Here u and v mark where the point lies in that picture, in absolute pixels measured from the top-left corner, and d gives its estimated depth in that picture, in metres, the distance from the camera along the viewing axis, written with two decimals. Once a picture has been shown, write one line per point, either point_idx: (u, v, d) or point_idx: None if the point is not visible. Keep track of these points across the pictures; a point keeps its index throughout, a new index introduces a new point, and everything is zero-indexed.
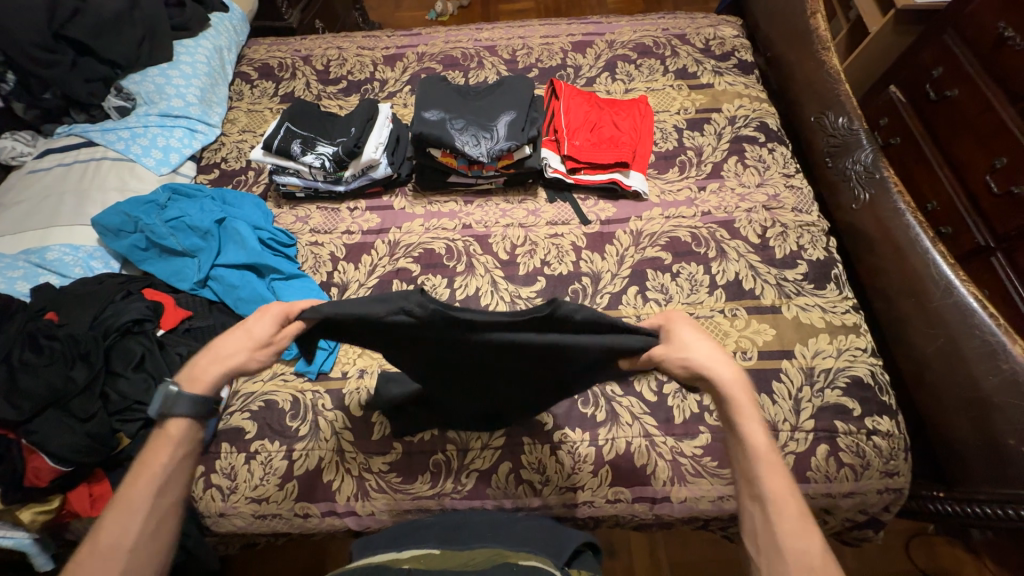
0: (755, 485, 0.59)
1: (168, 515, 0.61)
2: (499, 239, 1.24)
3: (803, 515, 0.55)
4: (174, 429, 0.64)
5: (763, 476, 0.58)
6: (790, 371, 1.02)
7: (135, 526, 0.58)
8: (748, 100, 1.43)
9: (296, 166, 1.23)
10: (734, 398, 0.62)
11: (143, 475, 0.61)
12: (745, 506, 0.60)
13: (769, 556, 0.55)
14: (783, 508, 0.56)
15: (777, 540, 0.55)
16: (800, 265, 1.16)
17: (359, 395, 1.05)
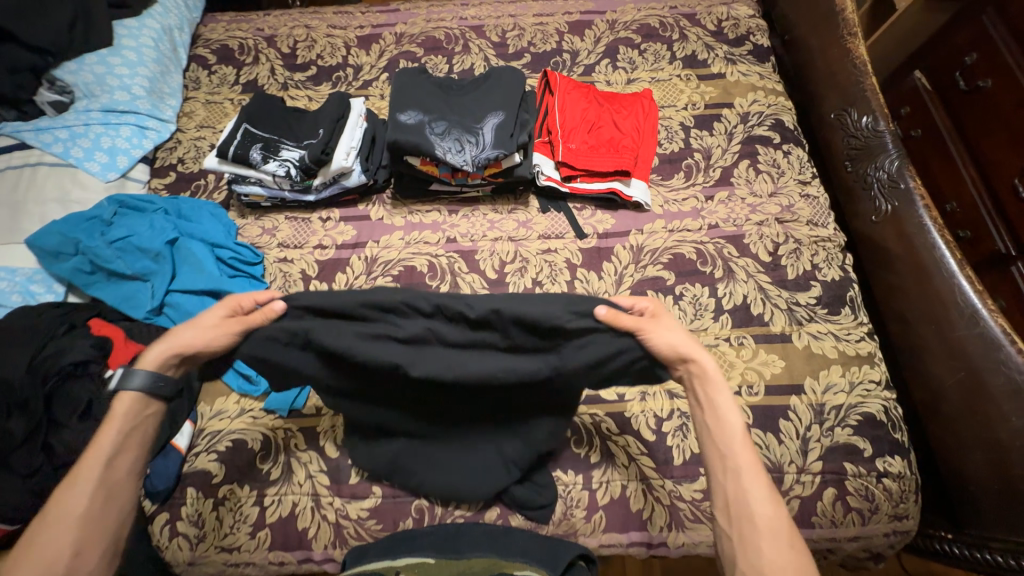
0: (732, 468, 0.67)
1: (117, 493, 0.67)
2: (487, 254, 1.12)
3: (772, 491, 0.66)
4: (123, 408, 0.70)
5: (739, 454, 0.67)
6: (798, 408, 0.95)
7: (84, 498, 0.65)
8: (762, 94, 1.29)
9: (257, 174, 1.09)
10: (710, 385, 0.71)
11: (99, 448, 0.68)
12: (717, 479, 0.68)
13: (742, 522, 0.65)
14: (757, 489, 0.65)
15: (749, 511, 0.64)
16: (813, 287, 1.06)
17: (334, 434, 0.97)
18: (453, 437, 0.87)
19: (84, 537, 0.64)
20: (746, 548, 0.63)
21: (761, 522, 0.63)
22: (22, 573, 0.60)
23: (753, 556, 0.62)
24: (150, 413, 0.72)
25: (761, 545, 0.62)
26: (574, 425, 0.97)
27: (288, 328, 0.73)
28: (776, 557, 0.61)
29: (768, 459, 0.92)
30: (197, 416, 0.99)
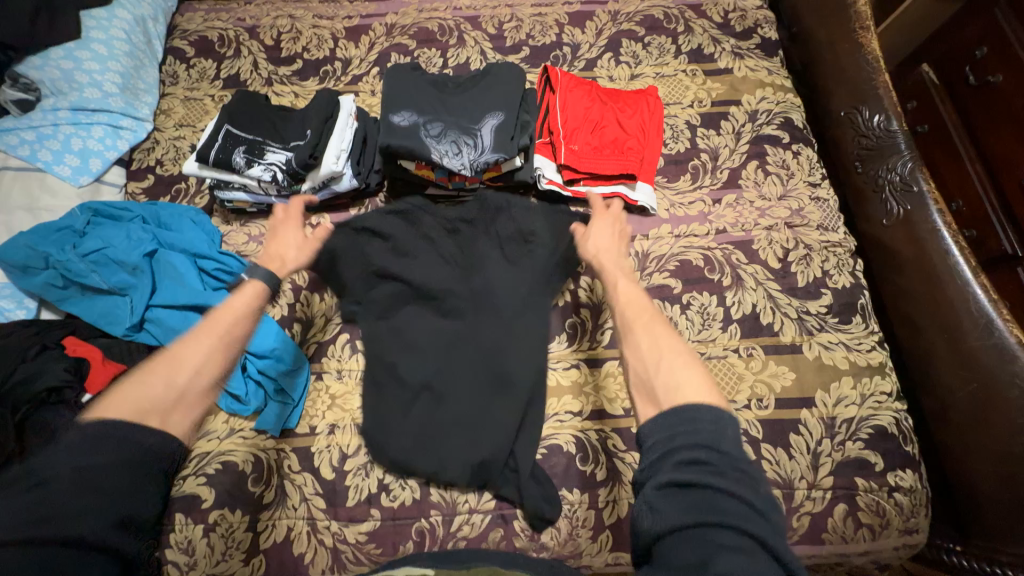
0: (624, 310, 0.79)
1: (227, 351, 0.78)
2: (490, 259, 1.05)
3: (661, 322, 0.76)
4: (250, 291, 0.85)
5: (623, 297, 0.81)
6: (809, 422, 0.93)
7: (206, 344, 0.76)
8: (771, 90, 1.24)
9: (241, 180, 1.02)
10: (601, 257, 0.92)
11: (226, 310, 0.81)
12: (624, 321, 0.78)
13: (637, 352, 0.73)
14: (643, 323, 0.76)
15: (629, 321, 0.77)
16: (824, 295, 1.03)
17: (330, 454, 0.93)
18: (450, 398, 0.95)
19: (208, 372, 0.76)
20: (631, 349, 0.74)
21: (643, 341, 0.74)
22: (144, 391, 0.69)
23: (636, 352, 0.73)
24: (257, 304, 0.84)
25: (641, 348, 0.73)
26: (579, 441, 0.94)
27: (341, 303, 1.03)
28: (664, 364, 0.69)
29: (778, 475, 0.90)
30: None
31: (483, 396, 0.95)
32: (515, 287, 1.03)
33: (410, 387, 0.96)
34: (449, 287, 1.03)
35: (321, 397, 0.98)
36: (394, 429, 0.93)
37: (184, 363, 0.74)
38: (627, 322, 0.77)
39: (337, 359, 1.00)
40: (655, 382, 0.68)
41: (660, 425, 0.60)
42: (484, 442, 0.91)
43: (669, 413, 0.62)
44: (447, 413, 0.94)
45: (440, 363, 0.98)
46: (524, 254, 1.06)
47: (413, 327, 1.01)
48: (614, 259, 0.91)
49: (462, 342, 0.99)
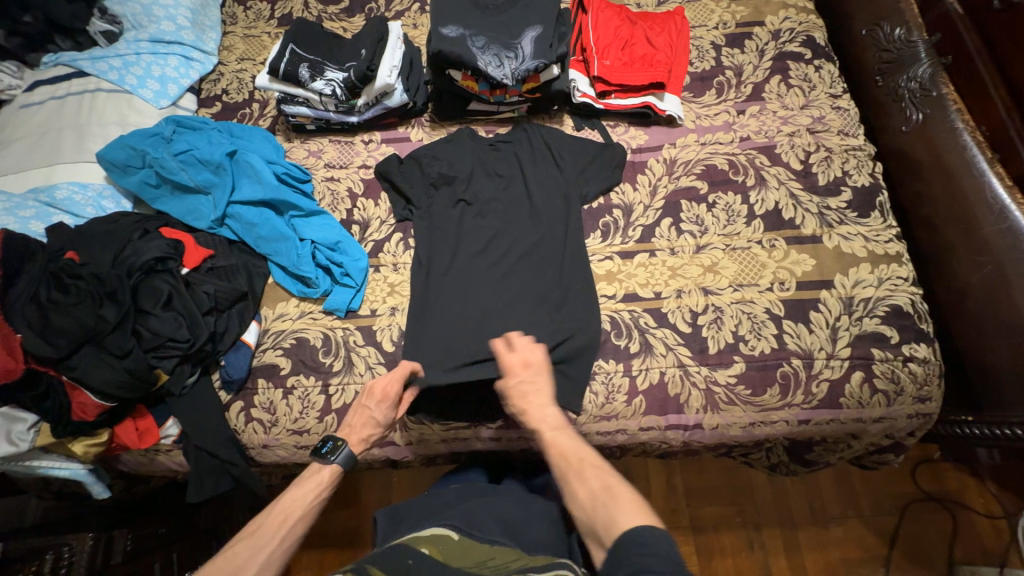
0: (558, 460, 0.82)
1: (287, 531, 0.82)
2: (529, 170, 1.14)
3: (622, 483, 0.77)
4: (328, 475, 0.88)
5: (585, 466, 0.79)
6: (829, 301, 1.00)
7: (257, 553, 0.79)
8: (794, 11, 1.29)
9: (305, 94, 1.14)
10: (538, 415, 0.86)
11: (292, 509, 0.84)
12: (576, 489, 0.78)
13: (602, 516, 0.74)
14: (579, 468, 0.79)
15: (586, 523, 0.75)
16: (844, 192, 1.10)
17: (390, 331, 1.05)
18: (494, 280, 1.05)
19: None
20: (572, 494, 0.78)
21: (580, 485, 0.78)
22: None
23: (576, 497, 0.77)
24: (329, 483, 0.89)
25: (580, 495, 0.77)
26: (614, 320, 1.03)
27: (396, 200, 1.15)
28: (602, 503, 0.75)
29: (798, 346, 0.98)
30: (261, 318, 1.06)
31: (529, 284, 1.05)
32: (550, 193, 1.12)
33: (454, 272, 1.07)
34: (490, 195, 1.13)
35: (380, 285, 1.09)
36: (442, 314, 1.03)
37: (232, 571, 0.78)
38: (575, 460, 0.80)
39: (392, 254, 1.11)
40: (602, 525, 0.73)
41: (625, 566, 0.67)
42: (524, 313, 1.02)
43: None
44: (490, 293, 1.04)
45: (482, 258, 1.08)
46: (559, 169, 1.14)
47: (458, 228, 1.11)
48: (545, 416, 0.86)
49: (502, 241, 1.09)
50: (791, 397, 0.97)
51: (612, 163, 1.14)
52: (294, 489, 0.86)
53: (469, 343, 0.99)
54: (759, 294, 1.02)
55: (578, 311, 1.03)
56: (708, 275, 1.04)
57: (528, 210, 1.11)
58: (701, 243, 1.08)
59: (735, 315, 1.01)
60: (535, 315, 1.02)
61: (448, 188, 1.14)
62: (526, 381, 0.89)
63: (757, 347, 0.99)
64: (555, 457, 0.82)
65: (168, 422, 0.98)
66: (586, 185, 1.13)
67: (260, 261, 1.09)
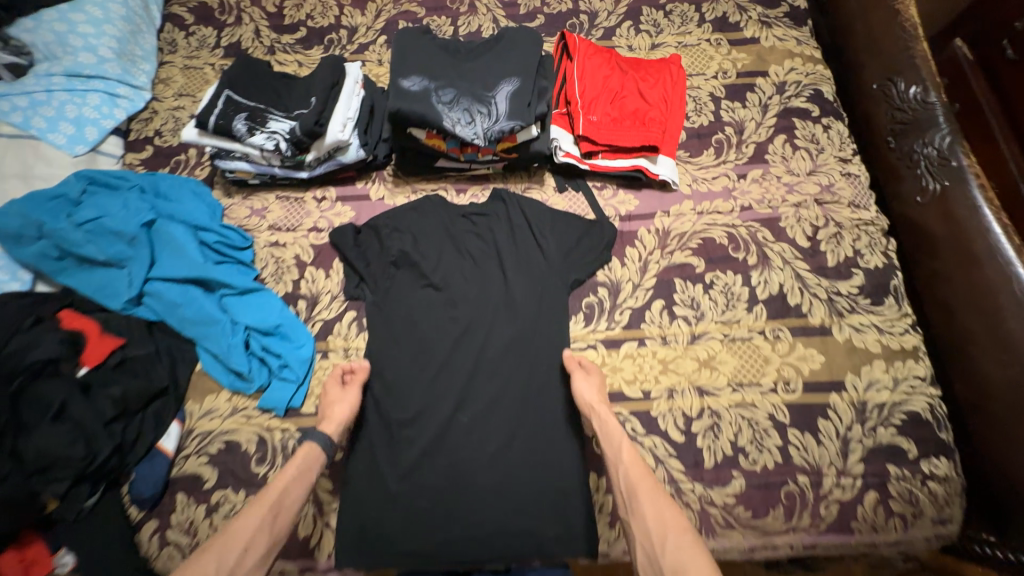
0: (626, 482, 0.77)
1: (282, 514, 0.74)
2: (506, 250, 0.99)
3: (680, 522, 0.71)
4: (302, 457, 0.80)
5: (646, 497, 0.74)
6: (839, 407, 0.88)
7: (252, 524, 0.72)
8: (800, 61, 1.18)
9: (242, 149, 0.97)
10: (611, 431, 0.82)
11: (275, 486, 0.77)
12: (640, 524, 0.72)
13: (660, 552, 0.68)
14: (646, 487, 0.75)
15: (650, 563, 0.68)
16: (855, 275, 0.98)
17: (338, 435, 0.90)
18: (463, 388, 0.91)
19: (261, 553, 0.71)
20: (638, 519, 0.73)
21: (649, 508, 0.73)
22: None
23: (643, 523, 0.72)
24: (313, 469, 0.80)
25: (648, 519, 0.72)
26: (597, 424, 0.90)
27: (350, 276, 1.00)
28: (671, 541, 0.68)
29: (805, 461, 0.86)
30: (185, 415, 0.90)
31: (502, 392, 0.91)
32: (529, 282, 0.97)
33: (418, 376, 0.92)
34: (460, 281, 0.98)
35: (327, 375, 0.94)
36: (400, 429, 0.89)
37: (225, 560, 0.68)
38: (635, 487, 0.75)
39: (343, 337, 0.96)
40: (664, 560, 0.67)
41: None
42: (497, 431, 0.88)
43: None
44: (459, 405, 0.90)
45: (449, 357, 0.93)
46: (540, 254, 0.99)
47: (422, 318, 0.96)
48: (610, 429, 0.82)
49: (473, 337, 0.94)
50: (797, 520, 0.84)
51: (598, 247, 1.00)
52: (273, 479, 0.77)
53: (433, 470, 0.86)
54: (761, 395, 0.90)
55: (553, 429, 0.89)
56: (705, 371, 0.92)
57: (505, 300, 0.97)
58: (696, 331, 0.95)
59: (734, 421, 0.88)
60: (509, 432, 0.88)
61: (413, 270, 0.99)
62: (591, 383, 0.87)
63: (758, 461, 0.86)
64: (623, 476, 0.78)
65: (63, 549, 0.79)
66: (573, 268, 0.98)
67: (186, 345, 0.93)
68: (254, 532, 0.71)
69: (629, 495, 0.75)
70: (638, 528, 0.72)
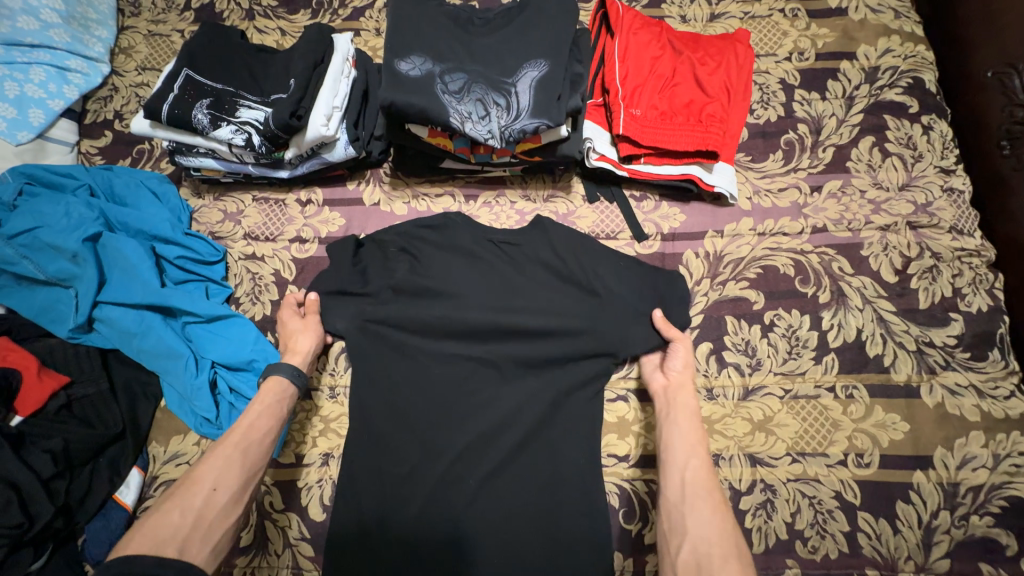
0: (693, 477, 0.66)
1: (253, 449, 0.67)
2: (525, 273, 0.82)
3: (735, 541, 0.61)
4: (266, 392, 0.72)
5: (710, 504, 0.64)
6: (923, 489, 0.72)
7: (220, 463, 0.64)
8: (897, 40, 0.94)
9: (207, 144, 0.80)
10: (685, 423, 0.71)
11: (246, 418, 0.69)
12: (699, 521, 0.62)
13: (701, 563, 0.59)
14: (712, 498, 0.64)
15: (704, 554, 0.60)
16: (953, 322, 0.79)
17: (321, 491, 0.78)
18: (468, 443, 0.76)
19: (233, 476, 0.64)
20: (693, 520, 0.63)
21: (714, 518, 0.62)
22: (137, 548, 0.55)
23: (700, 528, 0.62)
24: (284, 405, 0.73)
25: (708, 528, 0.62)
26: (622, 493, 0.76)
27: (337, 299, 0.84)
28: (731, 563, 0.59)
29: (876, 552, 0.71)
30: (148, 460, 0.78)
31: (516, 449, 0.76)
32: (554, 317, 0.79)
33: (414, 426, 0.77)
34: (469, 311, 0.81)
35: (309, 420, 0.81)
36: (392, 491, 0.74)
37: (193, 498, 0.61)
38: (697, 489, 0.65)
39: (329, 374, 0.84)
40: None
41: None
42: (507, 498, 0.74)
43: None
44: (462, 463, 0.75)
45: (455, 402, 0.78)
46: (568, 283, 0.80)
47: (423, 354, 0.79)
48: (682, 412, 0.72)
49: (483, 380, 0.79)
50: None
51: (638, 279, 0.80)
52: (239, 417, 0.69)
53: (429, 541, 0.72)
54: (827, 469, 0.74)
55: (573, 499, 0.74)
56: (758, 436, 0.76)
57: (524, 338, 0.79)
58: (750, 384, 0.78)
59: (792, 499, 0.73)
60: (522, 498, 0.74)
61: (413, 293, 0.82)
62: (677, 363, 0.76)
63: (819, 549, 0.71)
64: (686, 469, 0.67)
65: None
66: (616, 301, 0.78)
67: (147, 378, 0.80)
68: (222, 469, 0.64)
69: (691, 492, 0.65)
70: (691, 530, 0.62)
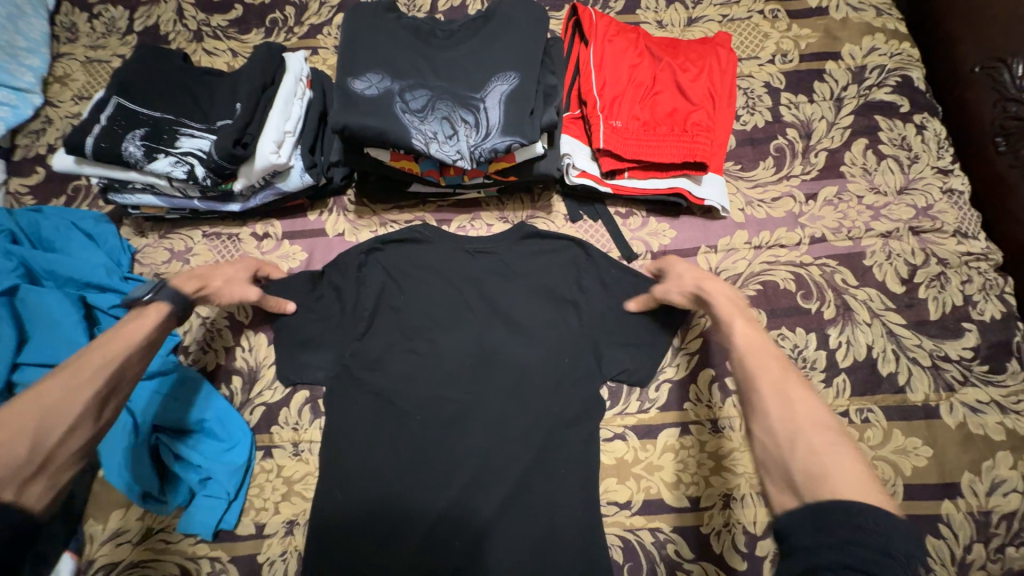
0: (742, 364, 0.52)
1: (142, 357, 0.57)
2: (509, 305, 0.76)
3: (825, 414, 0.47)
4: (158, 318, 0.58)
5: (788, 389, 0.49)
6: (953, 521, 0.66)
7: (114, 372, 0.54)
8: (882, 38, 0.91)
9: (143, 179, 0.72)
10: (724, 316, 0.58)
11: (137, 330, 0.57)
12: (763, 398, 0.49)
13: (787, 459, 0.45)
14: (774, 375, 0.50)
15: (781, 433, 0.46)
16: (967, 333, 0.74)
17: (285, 566, 0.68)
18: (453, 499, 0.68)
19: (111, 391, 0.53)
20: (753, 411, 0.49)
21: (777, 399, 0.48)
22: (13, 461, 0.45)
23: (764, 417, 0.48)
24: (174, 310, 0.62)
25: (774, 411, 0.47)
26: (627, 546, 0.68)
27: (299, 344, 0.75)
28: (808, 443, 0.45)
29: None
30: (84, 541, 0.68)
31: (506, 503, 0.67)
32: (547, 356, 0.73)
33: (390, 485, 0.68)
34: (450, 350, 0.74)
35: (271, 483, 0.72)
36: (367, 561, 0.66)
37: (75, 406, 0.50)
38: (763, 372, 0.51)
39: (291, 429, 0.74)
40: (798, 469, 0.44)
41: (807, 531, 0.40)
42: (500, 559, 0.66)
43: (819, 513, 0.40)
44: (447, 522, 0.67)
45: (436, 451, 0.70)
46: (556, 317, 0.75)
47: (398, 399, 0.72)
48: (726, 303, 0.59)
49: (466, 425, 0.71)
50: None
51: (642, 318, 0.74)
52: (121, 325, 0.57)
53: None
54: None
55: (574, 556, 0.66)
56: None
57: (512, 377, 0.72)
58: None
59: None
60: (517, 559, 0.66)
61: (388, 334, 0.75)
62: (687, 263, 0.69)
63: None
64: (739, 357, 0.53)
65: None
66: (609, 333, 0.74)
67: None
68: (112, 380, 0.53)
69: (747, 382, 0.51)
70: (755, 419, 0.48)
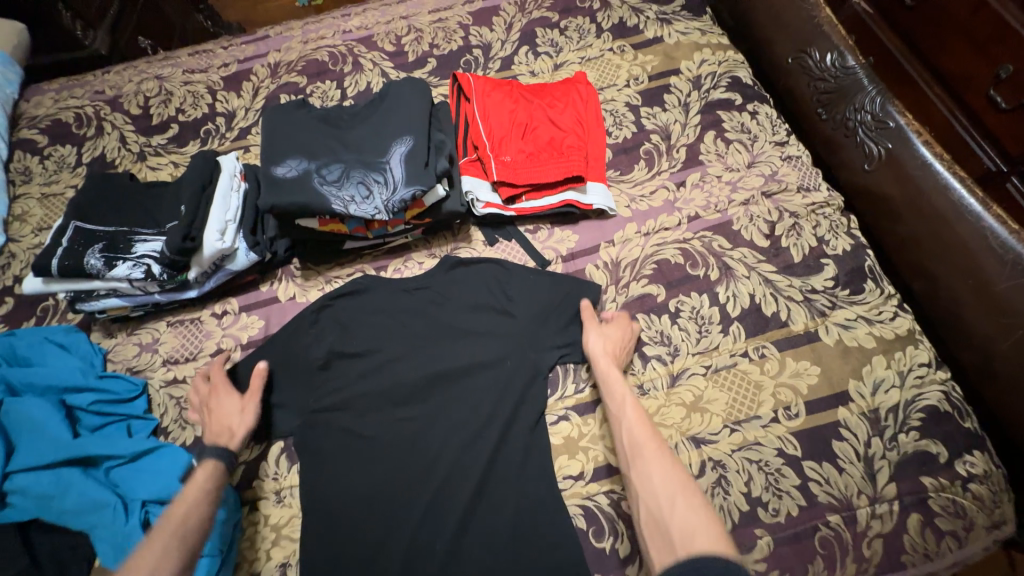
0: (630, 440, 0.71)
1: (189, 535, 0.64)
2: (447, 326, 0.86)
3: (682, 477, 0.66)
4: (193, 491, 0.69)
5: (658, 459, 0.68)
6: (850, 423, 0.77)
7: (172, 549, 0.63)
8: (709, 51, 1.12)
9: (106, 285, 0.82)
10: (612, 391, 0.76)
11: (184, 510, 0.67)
12: (643, 472, 0.67)
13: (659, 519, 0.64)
14: (651, 449, 0.69)
15: (657, 499, 0.65)
16: (826, 266, 0.89)
17: None
18: (426, 507, 0.75)
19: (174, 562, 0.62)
20: (641, 477, 0.67)
21: (653, 468, 0.67)
22: None
23: (648, 482, 0.67)
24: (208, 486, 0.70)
25: (654, 479, 0.66)
26: (588, 513, 0.76)
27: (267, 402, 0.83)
28: (678, 503, 0.63)
29: (832, 496, 0.74)
30: None
31: (474, 499, 0.75)
32: (488, 362, 0.83)
33: (370, 506, 0.76)
34: (402, 376, 0.84)
35: (259, 534, 0.77)
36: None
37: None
38: (637, 446, 0.70)
39: (273, 479, 0.80)
40: (672, 526, 0.62)
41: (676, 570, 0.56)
42: (478, 551, 0.73)
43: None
44: (424, 530, 0.74)
45: (404, 467, 0.78)
46: (490, 328, 0.86)
47: (364, 429, 0.80)
48: (612, 382, 0.77)
49: (427, 440, 0.79)
50: (841, 570, 0.71)
51: (565, 315, 0.86)
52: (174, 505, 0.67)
53: None
54: (764, 430, 0.78)
55: (542, 531, 0.74)
56: (694, 417, 0.79)
57: (461, 388, 0.82)
58: (674, 371, 0.83)
59: (741, 469, 0.76)
60: (493, 547, 0.73)
61: (346, 374, 0.84)
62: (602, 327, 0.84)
63: (781, 510, 0.73)
64: (626, 430, 0.72)
65: None
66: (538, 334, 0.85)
67: (75, 539, 0.75)
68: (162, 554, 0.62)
69: (634, 454, 0.70)
70: (642, 488, 0.67)
